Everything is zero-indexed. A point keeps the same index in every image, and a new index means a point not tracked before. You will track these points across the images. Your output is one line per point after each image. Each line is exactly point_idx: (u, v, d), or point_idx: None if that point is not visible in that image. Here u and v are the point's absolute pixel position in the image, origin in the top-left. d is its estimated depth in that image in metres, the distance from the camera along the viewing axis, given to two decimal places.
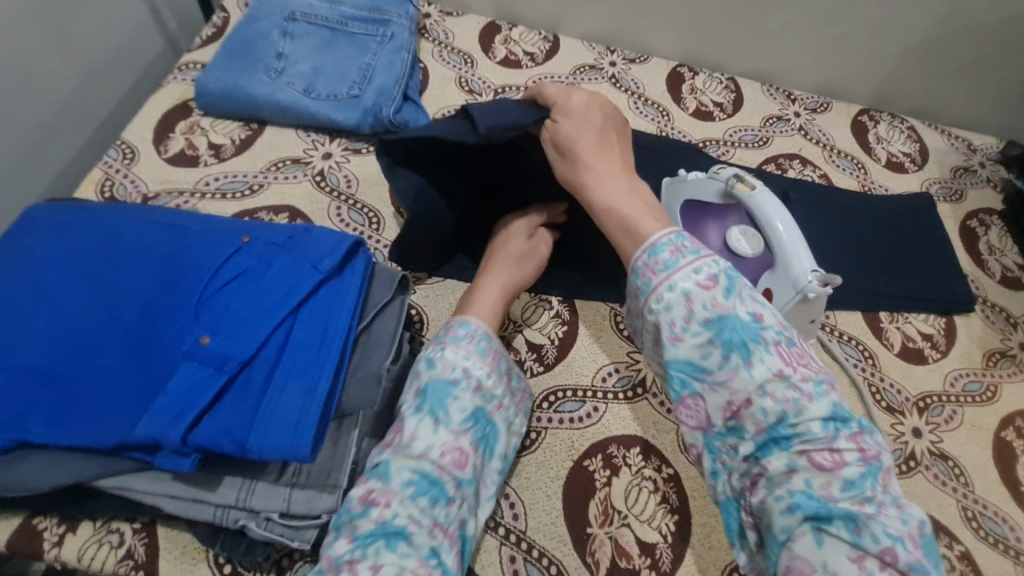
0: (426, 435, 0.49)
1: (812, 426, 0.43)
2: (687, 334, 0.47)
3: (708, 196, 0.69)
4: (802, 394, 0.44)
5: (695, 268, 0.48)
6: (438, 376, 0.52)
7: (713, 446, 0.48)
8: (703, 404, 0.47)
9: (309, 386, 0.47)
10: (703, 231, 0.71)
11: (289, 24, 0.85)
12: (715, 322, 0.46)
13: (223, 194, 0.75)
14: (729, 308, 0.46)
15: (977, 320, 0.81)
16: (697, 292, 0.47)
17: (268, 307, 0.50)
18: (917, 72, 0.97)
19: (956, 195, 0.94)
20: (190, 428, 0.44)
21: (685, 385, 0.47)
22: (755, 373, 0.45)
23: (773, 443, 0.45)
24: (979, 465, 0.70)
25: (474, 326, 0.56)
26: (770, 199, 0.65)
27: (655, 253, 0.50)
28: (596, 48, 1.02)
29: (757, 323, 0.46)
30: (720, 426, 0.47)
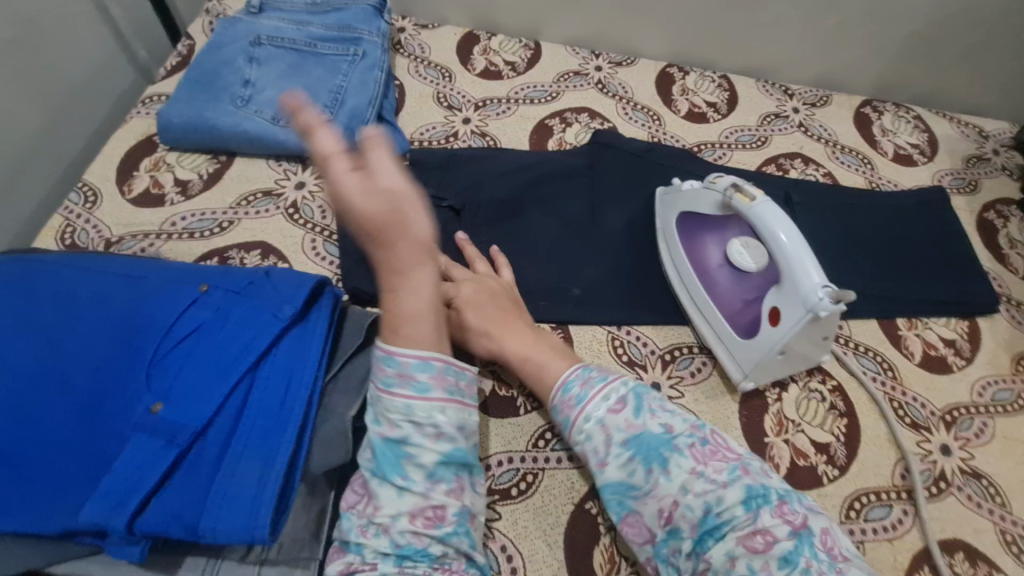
0: (390, 504, 0.45)
1: (734, 510, 0.46)
2: (608, 461, 0.52)
3: (705, 207, 0.67)
4: (718, 483, 0.48)
5: (606, 395, 0.54)
6: (387, 438, 0.46)
7: (661, 555, 0.50)
8: (642, 518, 0.50)
9: (268, 454, 0.43)
10: (702, 245, 0.69)
11: (254, 49, 0.81)
12: (632, 442, 0.51)
13: (191, 233, 0.71)
14: (642, 426, 0.52)
15: (1001, 321, 0.76)
16: (610, 418, 0.53)
17: (224, 366, 0.46)
18: (921, 58, 0.92)
19: (970, 186, 0.89)
20: (137, 513, 0.40)
21: (624, 505, 0.51)
22: (674, 477, 0.49)
23: (707, 537, 0.47)
24: (1016, 483, 0.65)
25: (400, 360, 0.47)
26: (771, 209, 0.60)
27: (568, 389, 0.56)
28: (580, 53, 0.97)
29: (669, 433, 0.51)
30: (659, 535, 0.49)
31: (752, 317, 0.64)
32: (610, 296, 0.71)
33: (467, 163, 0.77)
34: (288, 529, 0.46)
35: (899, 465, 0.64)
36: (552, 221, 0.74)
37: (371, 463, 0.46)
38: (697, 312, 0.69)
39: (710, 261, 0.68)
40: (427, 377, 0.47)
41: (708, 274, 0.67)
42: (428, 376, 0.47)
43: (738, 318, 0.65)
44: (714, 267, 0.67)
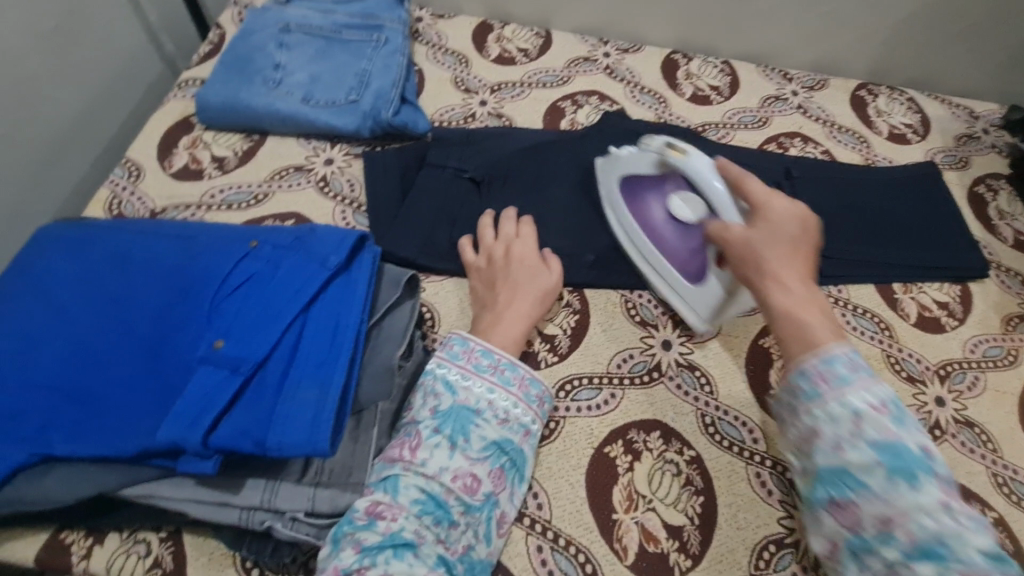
0: (440, 459, 0.50)
1: (968, 544, 0.40)
2: (853, 446, 0.45)
3: (644, 168, 0.70)
4: (960, 519, 0.41)
5: (867, 386, 0.47)
6: (461, 402, 0.53)
7: (854, 551, 0.44)
8: (857, 509, 0.44)
9: (323, 381, 0.47)
10: (646, 205, 0.71)
11: (284, 36, 0.86)
12: (884, 446, 0.44)
13: (229, 205, 0.76)
14: (898, 435, 0.45)
15: (992, 286, 0.80)
16: (869, 411, 0.45)
17: (280, 307, 0.51)
18: (913, 42, 0.96)
19: (961, 162, 0.93)
20: (209, 431, 0.44)
21: (839, 492, 0.44)
22: (923, 499, 0.42)
23: (926, 558, 0.40)
24: (1006, 431, 0.69)
25: (475, 346, 0.57)
26: (703, 163, 0.62)
27: (831, 362, 0.48)
28: (589, 41, 1.02)
29: (926, 455, 0.44)
30: (869, 534, 0.43)
31: (698, 264, 0.68)
32: (622, 262, 0.76)
33: (486, 140, 0.82)
34: (339, 456, 0.51)
35: None
36: (566, 193, 0.79)
37: (436, 419, 0.52)
38: (652, 270, 0.73)
39: (653, 219, 0.71)
40: (490, 364, 0.56)
41: (655, 231, 0.71)
42: (491, 364, 0.57)
43: (687, 266, 0.69)
44: (660, 225, 0.70)
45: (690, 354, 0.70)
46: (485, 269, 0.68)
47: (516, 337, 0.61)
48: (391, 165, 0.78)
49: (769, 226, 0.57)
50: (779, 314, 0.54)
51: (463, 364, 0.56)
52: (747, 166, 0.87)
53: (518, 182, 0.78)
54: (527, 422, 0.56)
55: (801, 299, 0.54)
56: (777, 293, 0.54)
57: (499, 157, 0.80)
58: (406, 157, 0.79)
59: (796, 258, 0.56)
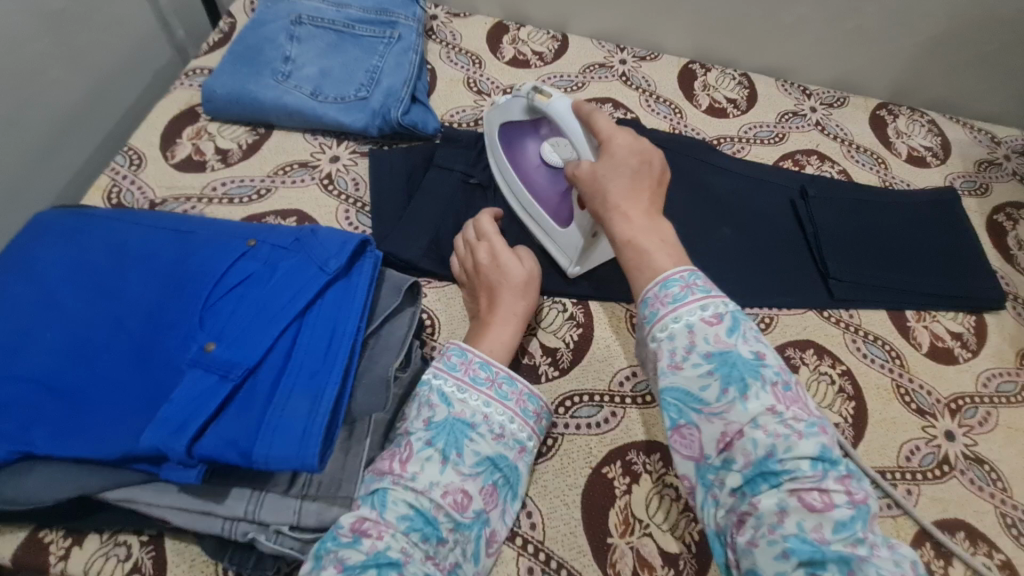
0: (431, 474, 0.48)
1: (800, 462, 0.40)
2: (686, 363, 0.45)
3: (516, 112, 0.71)
4: (793, 430, 0.41)
5: (703, 302, 0.47)
6: (455, 415, 0.52)
7: (705, 479, 0.44)
8: (698, 434, 0.44)
9: (316, 391, 0.46)
10: (522, 148, 0.73)
11: (295, 28, 0.84)
12: (717, 359, 0.44)
13: (231, 198, 0.74)
14: (731, 345, 0.45)
15: (1008, 319, 0.78)
16: (702, 326, 0.45)
17: (275, 311, 0.49)
18: (937, 64, 0.94)
19: (980, 189, 0.91)
20: (195, 438, 0.43)
21: (681, 414, 0.45)
22: (748, 405, 0.42)
23: (761, 478, 0.41)
24: (1018, 470, 0.67)
25: (473, 357, 0.55)
26: (563, 103, 0.63)
27: (667, 285, 0.48)
28: (605, 47, 1.00)
29: (759, 360, 0.44)
30: (712, 455, 0.43)
31: (565, 207, 0.69)
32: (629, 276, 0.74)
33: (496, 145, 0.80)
34: (329, 468, 0.50)
35: (904, 447, 0.67)
36: None
37: (429, 432, 0.51)
38: (528, 218, 0.73)
39: (529, 163, 0.72)
40: (488, 377, 0.55)
41: (527, 174, 0.72)
42: (489, 377, 0.55)
43: (555, 211, 0.70)
44: (534, 167, 0.72)
45: None
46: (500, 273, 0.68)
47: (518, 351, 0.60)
48: (397, 166, 0.77)
49: (612, 161, 0.56)
50: (622, 244, 0.53)
51: (459, 376, 0.54)
52: (762, 183, 0.85)
53: None
54: (523, 438, 0.54)
55: (639, 229, 0.52)
56: (617, 223, 0.54)
57: None
58: (414, 158, 0.78)
59: (640, 193, 0.55)
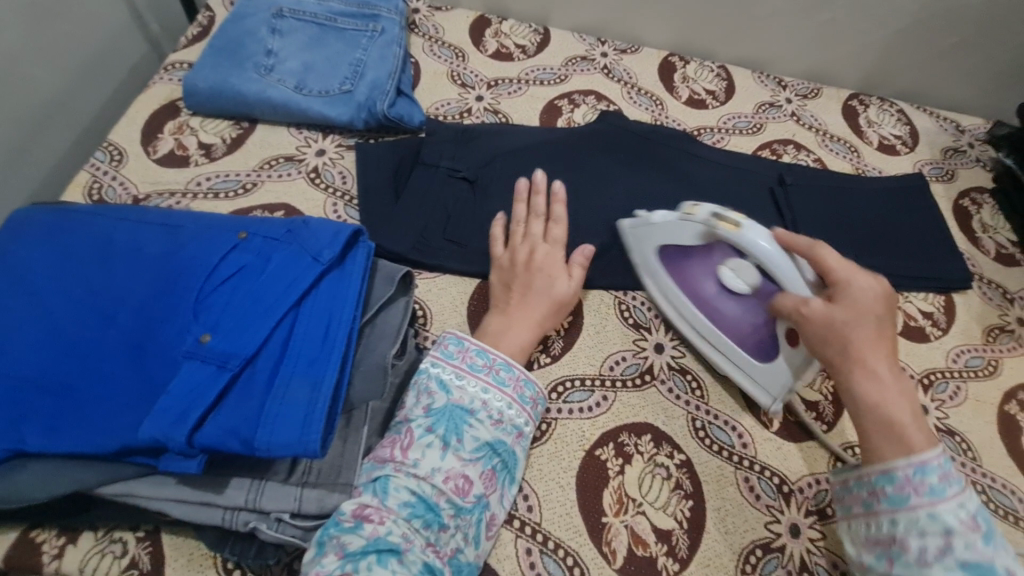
0: (432, 460, 0.50)
1: None
2: (937, 559, 0.46)
3: (688, 241, 0.66)
4: (954, 555, 0.46)
5: (959, 502, 0.48)
6: (454, 402, 0.53)
7: (873, 563, 0.50)
8: (880, 565, 0.49)
9: (315, 378, 0.46)
10: (695, 279, 0.69)
11: (276, 21, 0.83)
12: (972, 566, 0.45)
13: (216, 193, 0.74)
14: (989, 555, 0.46)
15: (974, 298, 0.82)
16: (959, 529, 0.47)
17: (271, 301, 0.49)
18: (904, 55, 0.98)
19: (947, 175, 0.95)
20: (195, 428, 0.43)
21: (897, 564, 0.48)
22: None
23: None
24: (986, 440, 0.70)
25: (470, 346, 0.56)
26: (759, 233, 0.59)
27: (923, 471, 0.49)
28: (587, 40, 1.01)
29: (992, 570, 0.45)
30: (876, 552, 0.50)
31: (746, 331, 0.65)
32: (615, 264, 0.76)
33: (481, 138, 0.82)
34: (327, 456, 0.50)
35: None
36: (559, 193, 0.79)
37: (429, 418, 0.52)
38: (709, 345, 0.69)
39: (705, 293, 0.68)
40: (485, 364, 0.56)
41: (707, 304, 0.68)
42: (487, 364, 0.56)
43: (750, 342, 0.66)
44: (713, 299, 0.67)
45: (682, 358, 0.70)
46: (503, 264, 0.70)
47: (516, 339, 0.62)
48: (384, 159, 0.77)
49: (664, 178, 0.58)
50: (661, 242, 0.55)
51: (457, 364, 0.55)
52: (741, 172, 0.87)
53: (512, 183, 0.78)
54: (521, 424, 0.55)
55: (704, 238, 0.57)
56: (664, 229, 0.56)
57: (492, 156, 0.80)
58: (401, 151, 0.78)
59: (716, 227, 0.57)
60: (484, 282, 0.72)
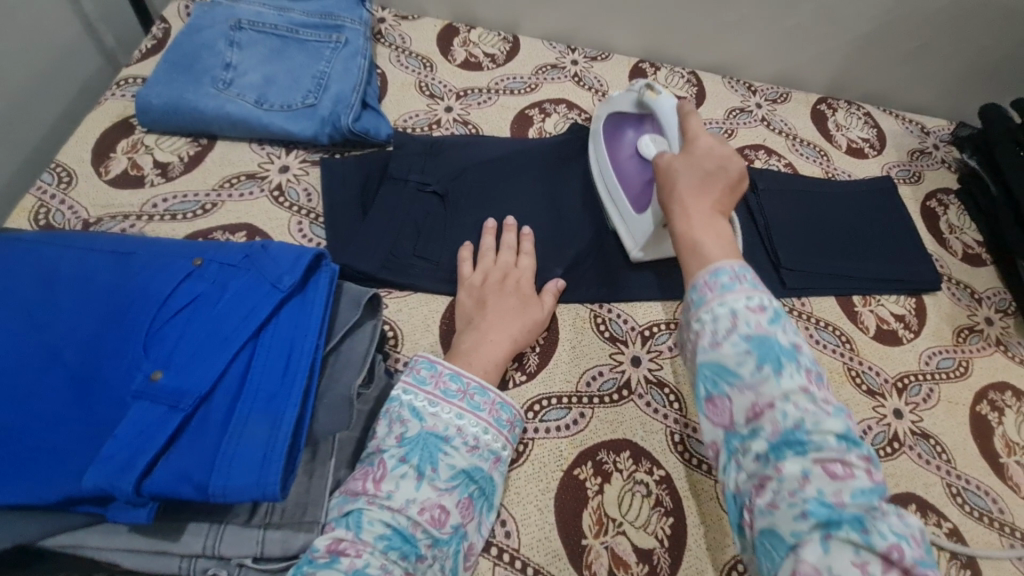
0: (407, 491, 0.48)
1: (829, 436, 0.41)
2: (729, 341, 0.46)
3: (626, 106, 0.76)
4: (823, 409, 0.43)
5: (749, 293, 0.48)
6: (428, 430, 0.51)
7: (730, 446, 0.45)
8: (729, 403, 0.45)
9: (275, 415, 0.44)
10: (622, 135, 0.77)
11: (234, 33, 0.81)
12: (756, 340, 0.45)
13: (173, 215, 0.70)
14: (770, 331, 0.46)
15: (943, 299, 0.83)
16: (745, 312, 0.47)
17: (226, 334, 0.47)
18: (869, 59, 0.99)
19: (914, 177, 0.97)
20: (144, 474, 0.40)
21: (715, 386, 0.46)
22: (784, 382, 0.43)
23: (786, 447, 0.42)
24: (960, 442, 0.71)
25: (443, 369, 0.55)
26: (670, 102, 0.68)
27: (717, 274, 0.49)
28: (556, 48, 1.00)
29: (795, 348, 0.46)
30: (740, 424, 0.44)
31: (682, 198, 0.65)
32: (590, 276, 0.75)
33: (451, 151, 0.80)
34: (292, 494, 0.48)
35: (858, 427, 0.70)
36: (532, 207, 0.78)
37: (403, 448, 0.50)
38: (607, 201, 0.77)
39: (621, 154, 0.76)
40: (459, 389, 0.54)
41: (619, 161, 0.76)
42: (460, 389, 0.54)
43: (637, 196, 0.74)
44: (625, 158, 0.76)
45: (659, 371, 0.70)
46: (475, 281, 0.68)
47: (489, 359, 0.61)
48: (350, 175, 0.75)
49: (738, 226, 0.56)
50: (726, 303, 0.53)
51: (429, 391, 0.53)
52: None
53: (484, 197, 0.77)
54: (497, 448, 0.53)
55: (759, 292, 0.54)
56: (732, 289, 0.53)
57: (463, 169, 0.79)
58: (367, 166, 0.76)
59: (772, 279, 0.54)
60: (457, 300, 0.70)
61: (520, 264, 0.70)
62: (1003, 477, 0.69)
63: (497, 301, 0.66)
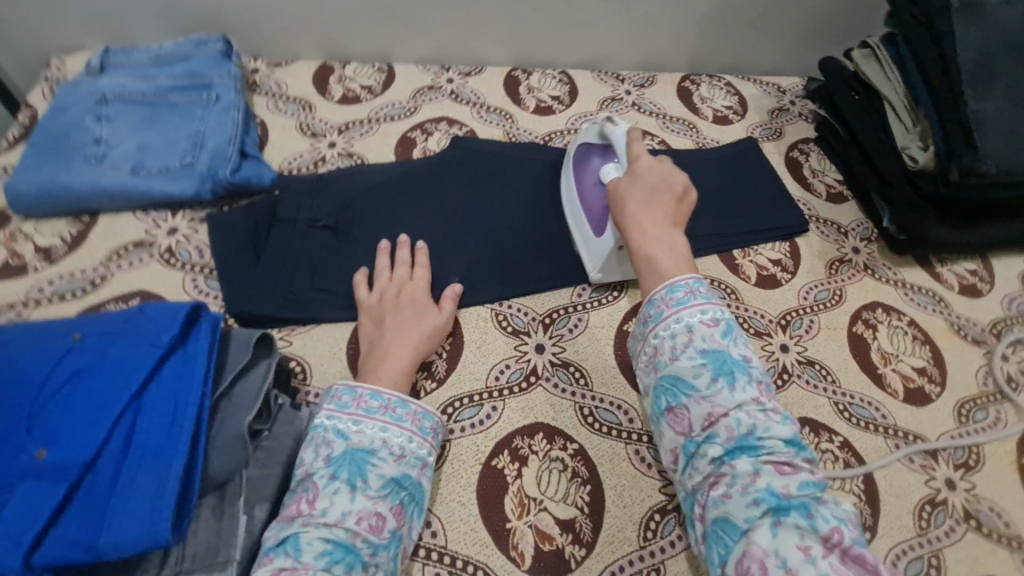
0: (341, 504, 0.51)
1: (777, 443, 0.52)
2: (686, 355, 0.57)
3: (591, 137, 0.82)
4: (771, 417, 0.53)
5: (703, 309, 0.59)
6: (354, 446, 0.55)
7: (688, 451, 0.55)
8: (687, 413, 0.56)
9: (163, 467, 0.46)
10: (587, 167, 0.82)
11: (101, 108, 0.82)
12: (710, 354, 0.56)
13: (62, 296, 0.71)
14: (723, 344, 0.57)
15: (814, 238, 0.91)
16: (701, 327, 0.58)
17: (108, 399, 0.48)
18: (717, 34, 1.08)
19: (776, 133, 1.05)
20: (33, 548, 0.42)
21: (674, 399, 0.57)
22: (737, 394, 0.54)
23: (739, 451, 0.52)
24: (841, 362, 0.78)
25: (363, 391, 0.58)
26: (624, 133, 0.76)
27: (672, 290, 0.60)
28: (431, 69, 1.05)
29: (744, 360, 0.57)
30: (699, 431, 0.55)
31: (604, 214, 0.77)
32: (486, 278, 0.79)
33: (337, 184, 0.83)
34: (200, 539, 0.50)
35: None
36: (423, 224, 0.81)
37: (331, 467, 0.53)
38: (572, 223, 0.82)
39: (588, 181, 0.81)
40: (381, 405, 0.58)
41: (583, 190, 0.81)
42: (382, 405, 0.58)
43: (598, 220, 0.78)
44: (590, 185, 0.81)
45: (563, 353, 0.74)
46: (372, 302, 0.71)
47: (395, 370, 0.63)
48: (238, 224, 0.77)
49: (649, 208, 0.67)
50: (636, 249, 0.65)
51: (352, 411, 0.57)
52: None
53: (374, 222, 0.80)
54: (423, 455, 0.57)
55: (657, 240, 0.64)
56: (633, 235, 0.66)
57: (350, 199, 0.82)
58: (255, 213, 0.78)
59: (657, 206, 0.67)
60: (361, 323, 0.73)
61: (415, 279, 0.74)
62: (883, 386, 0.76)
63: (395, 316, 0.69)
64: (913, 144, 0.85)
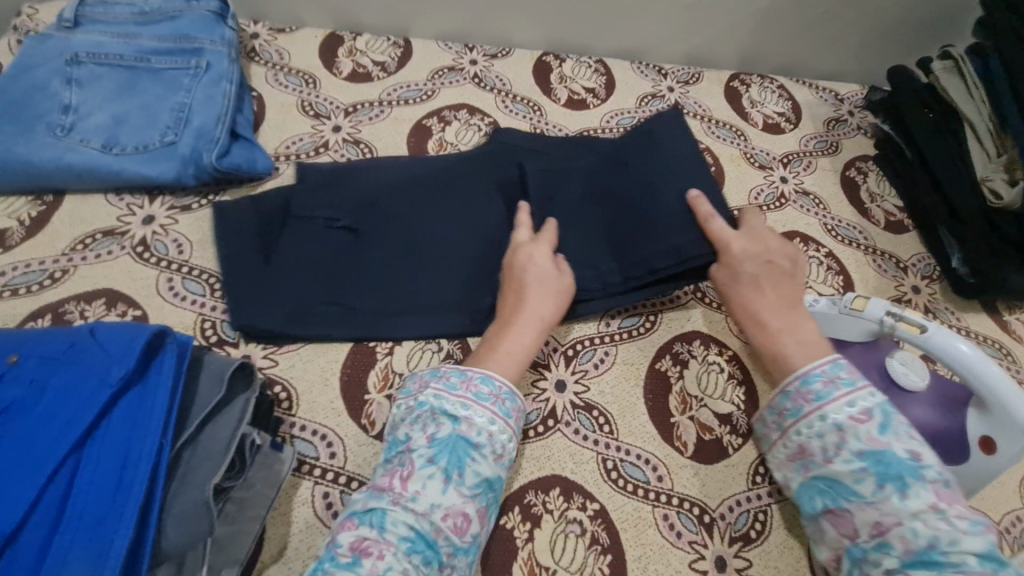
0: (432, 493, 0.47)
1: (969, 559, 0.41)
2: (839, 456, 0.49)
3: (848, 334, 0.62)
4: (958, 528, 0.43)
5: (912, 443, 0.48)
6: (460, 433, 0.49)
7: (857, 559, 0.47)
8: (853, 518, 0.47)
9: (102, 542, 0.39)
10: None
11: (72, 69, 0.71)
12: (870, 456, 0.47)
13: (14, 290, 0.62)
14: (884, 443, 0.47)
15: (869, 272, 0.81)
16: (852, 424, 0.49)
17: (42, 449, 0.40)
18: (776, 29, 0.95)
19: (832, 147, 0.94)
20: None
21: (834, 502, 0.49)
22: (911, 502, 0.45)
23: (923, 567, 0.42)
24: None
25: (474, 373, 0.53)
26: (947, 335, 0.55)
27: (882, 429, 0.48)
28: (453, 48, 0.93)
29: (916, 459, 0.46)
30: (867, 541, 0.46)
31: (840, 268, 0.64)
32: None
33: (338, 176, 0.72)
34: None
35: None
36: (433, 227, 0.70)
37: (432, 448, 0.49)
38: None
39: None
40: (492, 393, 0.52)
41: None
42: (493, 392, 0.52)
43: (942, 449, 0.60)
44: None
45: (586, 394, 0.65)
46: None
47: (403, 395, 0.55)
48: (227, 214, 0.66)
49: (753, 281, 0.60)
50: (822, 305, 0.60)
51: (463, 394, 0.51)
52: None
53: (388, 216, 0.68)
54: (514, 456, 0.52)
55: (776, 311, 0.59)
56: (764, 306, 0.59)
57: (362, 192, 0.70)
58: (241, 207, 0.67)
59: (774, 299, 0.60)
60: (357, 342, 0.64)
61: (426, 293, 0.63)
62: None
63: None
64: (996, 175, 0.75)
